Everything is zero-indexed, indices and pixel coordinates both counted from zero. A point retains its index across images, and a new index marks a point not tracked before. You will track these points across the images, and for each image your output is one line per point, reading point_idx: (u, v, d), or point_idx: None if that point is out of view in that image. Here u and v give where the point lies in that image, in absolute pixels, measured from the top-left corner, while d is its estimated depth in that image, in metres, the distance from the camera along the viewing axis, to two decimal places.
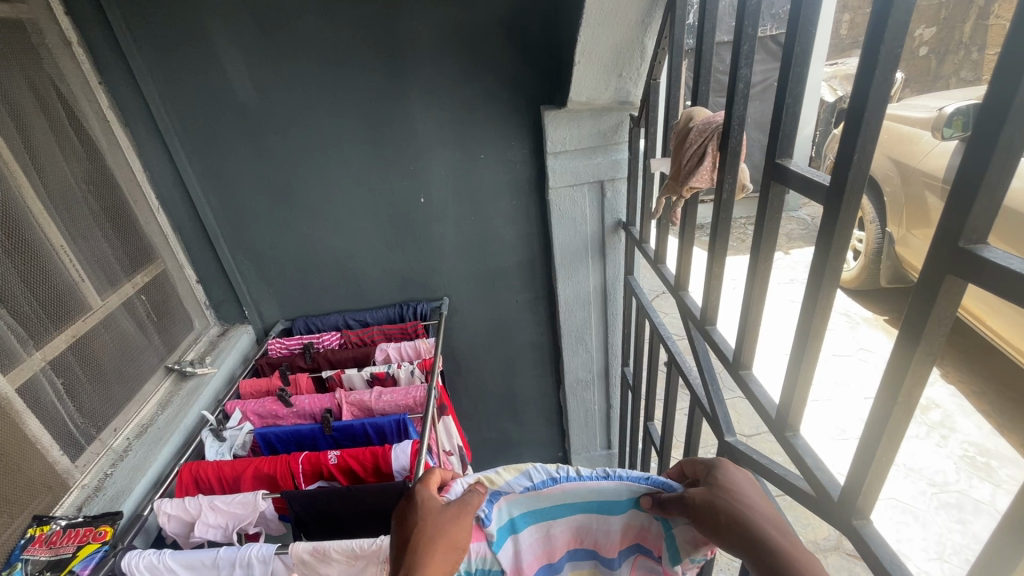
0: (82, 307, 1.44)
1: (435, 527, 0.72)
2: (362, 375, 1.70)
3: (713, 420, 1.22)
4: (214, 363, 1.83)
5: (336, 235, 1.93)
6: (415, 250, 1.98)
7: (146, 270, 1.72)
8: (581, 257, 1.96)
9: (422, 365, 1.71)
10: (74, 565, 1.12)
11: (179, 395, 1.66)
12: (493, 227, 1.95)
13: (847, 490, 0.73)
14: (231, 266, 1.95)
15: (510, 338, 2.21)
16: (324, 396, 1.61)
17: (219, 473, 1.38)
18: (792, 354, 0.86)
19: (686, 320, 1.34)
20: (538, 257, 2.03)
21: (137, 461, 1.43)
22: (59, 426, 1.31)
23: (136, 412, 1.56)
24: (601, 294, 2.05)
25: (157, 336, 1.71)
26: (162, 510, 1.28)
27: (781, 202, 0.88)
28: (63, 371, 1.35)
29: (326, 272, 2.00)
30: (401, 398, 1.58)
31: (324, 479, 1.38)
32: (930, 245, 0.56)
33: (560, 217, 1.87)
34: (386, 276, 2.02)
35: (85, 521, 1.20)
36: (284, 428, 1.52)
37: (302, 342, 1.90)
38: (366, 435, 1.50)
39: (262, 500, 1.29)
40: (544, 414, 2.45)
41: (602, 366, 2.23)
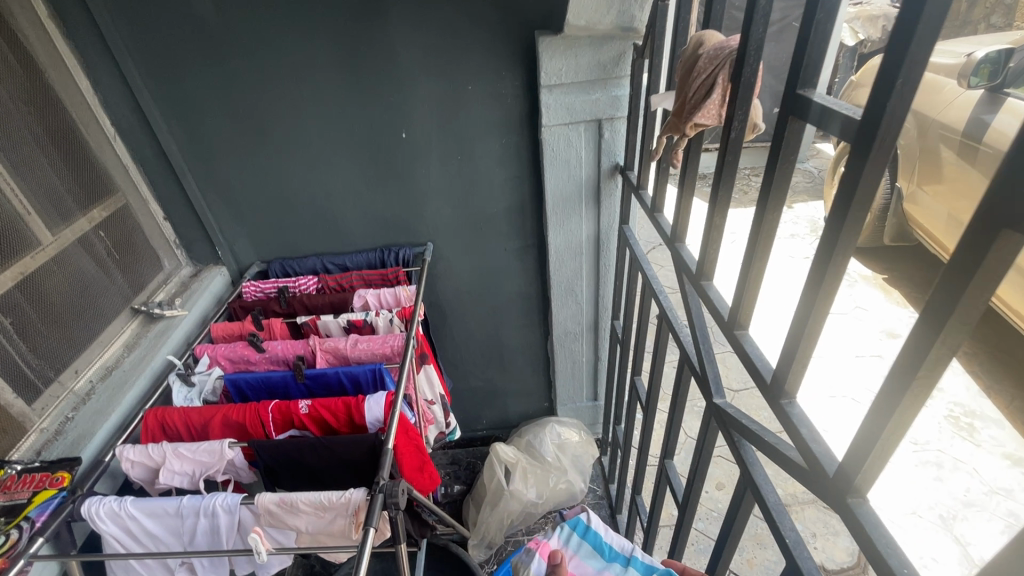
0: (30, 244, 1.33)
1: None
2: (339, 322, 1.62)
3: (702, 380, 1.16)
4: (184, 305, 1.75)
5: (312, 172, 1.80)
6: (397, 191, 1.85)
7: (104, 204, 1.59)
8: (574, 203, 1.84)
9: (402, 313, 1.62)
10: (29, 511, 1.08)
11: (146, 337, 1.59)
12: (481, 168, 1.81)
13: (845, 467, 0.66)
14: (200, 203, 1.82)
15: (497, 288, 2.12)
16: (298, 342, 1.53)
17: (186, 420, 1.33)
18: (796, 314, 0.77)
19: (680, 275, 1.24)
20: (528, 203, 1.90)
21: (101, 404, 1.38)
22: (11, 367, 1.24)
23: (99, 354, 1.49)
24: (594, 244, 1.95)
25: (120, 276, 1.62)
26: (125, 456, 1.24)
27: (798, 142, 0.76)
28: (11, 310, 1.25)
29: (302, 212, 1.88)
30: (378, 346, 1.51)
31: (296, 429, 1.33)
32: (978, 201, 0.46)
33: (553, 158, 1.74)
34: (367, 218, 1.90)
35: (42, 466, 1.16)
36: (255, 375, 1.46)
37: (277, 286, 1.80)
38: (341, 384, 1.44)
39: (229, 449, 1.24)
40: (531, 366, 2.41)
41: (592, 319, 2.16)
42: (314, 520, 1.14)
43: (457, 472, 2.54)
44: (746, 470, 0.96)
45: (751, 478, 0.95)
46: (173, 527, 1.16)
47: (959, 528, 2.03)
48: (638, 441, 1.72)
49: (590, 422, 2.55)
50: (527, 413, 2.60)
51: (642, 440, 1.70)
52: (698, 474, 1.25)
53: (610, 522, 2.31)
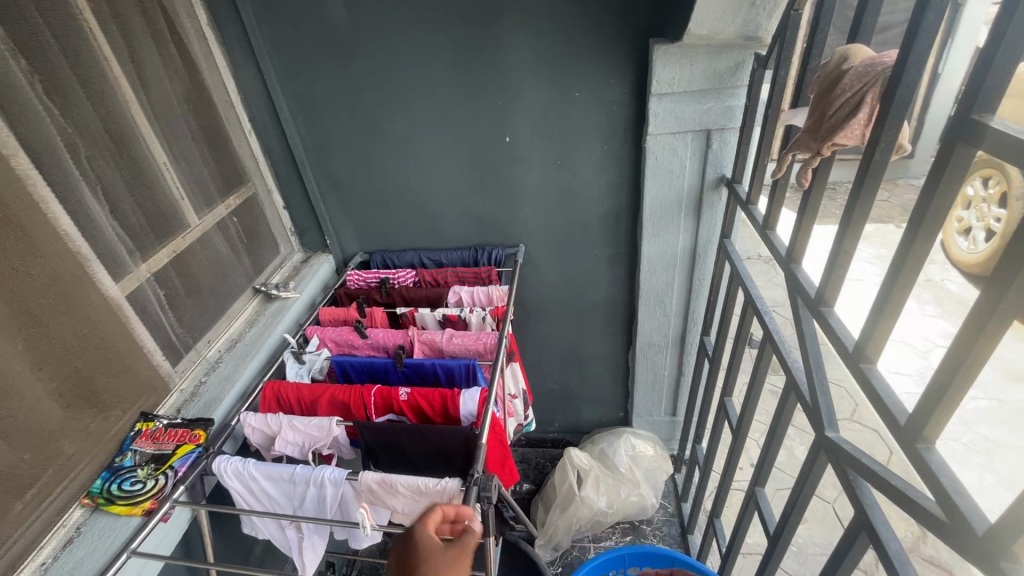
0: (182, 225, 1.51)
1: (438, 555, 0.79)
2: (435, 316, 1.70)
3: (812, 411, 1.10)
4: (297, 288, 1.91)
5: (417, 171, 1.89)
6: (496, 192, 1.90)
7: (238, 193, 1.77)
8: (673, 213, 1.80)
9: (494, 312, 1.67)
10: (173, 461, 1.23)
11: (264, 315, 1.75)
12: (580, 174, 1.82)
13: (998, 527, 0.61)
14: (316, 195, 1.97)
15: (584, 293, 2.12)
16: (398, 332, 1.62)
17: (299, 395, 1.45)
18: (947, 354, 0.71)
19: (794, 298, 1.19)
20: (624, 210, 1.88)
21: (227, 372, 1.54)
22: (162, 333, 1.41)
23: (227, 327, 1.66)
24: (689, 256, 1.90)
25: (246, 258, 1.79)
26: (247, 422, 1.37)
27: (964, 170, 0.71)
28: (165, 283, 1.43)
29: (405, 208, 1.98)
30: (472, 342, 1.56)
31: (394, 414, 1.41)
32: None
33: (655, 167, 1.71)
34: (464, 217, 1.97)
35: (183, 422, 1.32)
36: (359, 359, 1.56)
37: (379, 277, 1.92)
38: (436, 375, 1.51)
39: (336, 426, 1.34)
40: (610, 373, 2.38)
41: (679, 332, 2.11)
42: (413, 504, 1.20)
43: (526, 470, 2.57)
44: (864, 513, 0.91)
45: (869, 522, 0.90)
46: (287, 491, 1.27)
47: None
48: (724, 463, 1.66)
49: (665, 437, 2.49)
50: (601, 420, 2.58)
51: (729, 464, 1.64)
52: (797, 507, 1.19)
53: (680, 541, 2.25)
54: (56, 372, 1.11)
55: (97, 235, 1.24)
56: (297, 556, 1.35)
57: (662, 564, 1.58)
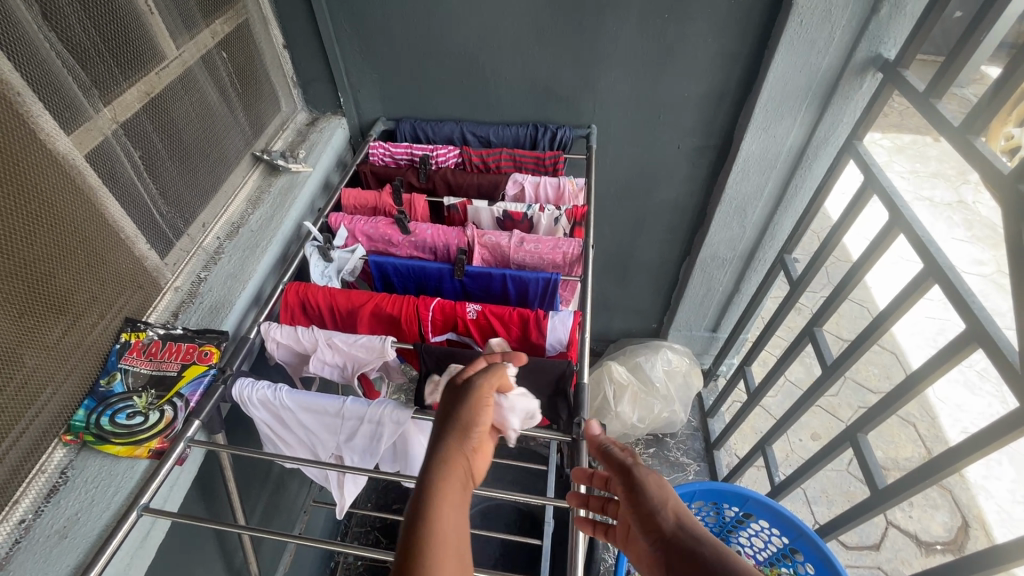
0: (156, 54, 1.04)
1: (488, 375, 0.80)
2: (494, 212, 1.35)
3: (1018, 377, 0.88)
4: (307, 160, 1.49)
5: (471, 10, 1.40)
6: (572, 50, 1.45)
7: (226, 15, 1.26)
8: (796, 101, 1.43)
9: (570, 214, 1.34)
10: (181, 387, 0.94)
11: (271, 193, 1.36)
12: (690, 36, 1.38)
13: None
14: (329, 32, 1.46)
15: (650, 193, 1.79)
16: (451, 230, 1.28)
17: (333, 303, 1.14)
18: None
19: (1015, 231, 0.91)
20: (731, 93, 1.49)
21: (233, 267, 1.19)
22: (143, 213, 1.02)
23: (224, 206, 1.27)
24: (795, 158, 1.56)
25: (242, 113, 1.34)
26: (271, 336, 1.07)
27: None
28: (140, 141, 1.00)
29: (448, 64, 1.51)
30: (547, 251, 1.25)
31: (456, 335, 1.13)
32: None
33: (797, 35, 1.30)
34: (524, 83, 1.53)
35: (187, 335, 1.00)
36: (403, 261, 1.23)
37: (413, 154, 1.51)
38: (503, 288, 1.21)
39: (389, 348, 1.05)
40: (655, 284, 2.14)
41: (750, 246, 1.84)
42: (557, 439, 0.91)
43: None
44: None
45: None
46: (330, 426, 1.02)
47: None
48: (802, 398, 1.51)
49: (698, 352, 2.34)
50: (630, 331, 2.40)
51: (810, 400, 1.48)
52: (942, 472, 1.02)
53: (704, 456, 2.21)
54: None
55: (30, 56, 0.79)
56: (336, 497, 1.12)
57: (731, 500, 1.52)
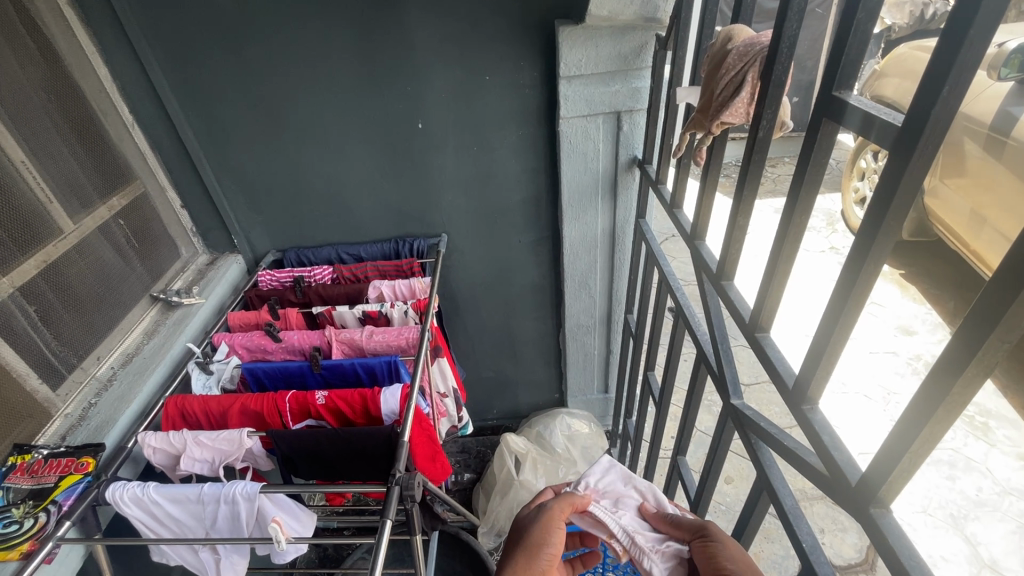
0: (52, 231, 1.35)
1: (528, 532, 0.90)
2: (354, 313, 1.62)
3: (719, 380, 1.14)
4: (202, 293, 1.77)
5: (327, 162, 1.78)
6: (411, 180, 1.83)
7: (122, 192, 1.60)
8: (590, 196, 1.82)
9: (416, 305, 1.62)
10: (56, 495, 1.11)
11: (165, 324, 1.62)
12: (497, 159, 1.79)
13: (869, 478, 0.66)
14: (216, 192, 1.82)
15: (510, 280, 2.12)
16: (315, 333, 1.54)
17: (206, 408, 1.35)
18: (829, 306, 0.74)
19: (700, 272, 1.22)
20: (544, 195, 1.88)
21: (122, 390, 1.40)
22: (34, 354, 1.26)
23: (119, 341, 1.52)
24: (609, 237, 1.93)
25: (139, 264, 1.64)
26: (147, 443, 1.26)
27: (832, 144, 0.74)
28: (34, 298, 1.27)
29: (318, 203, 1.88)
30: (393, 338, 1.51)
31: (313, 419, 1.35)
32: (1018, 236, 0.45)
33: (570, 150, 1.71)
34: (381, 209, 1.90)
35: (67, 451, 1.18)
36: (272, 365, 1.48)
37: (292, 276, 1.81)
38: (356, 375, 1.45)
39: (248, 438, 1.25)
40: (543, 357, 2.40)
41: (604, 312, 2.15)
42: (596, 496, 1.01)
43: (466, 460, 2.57)
44: (763, 473, 0.96)
45: (768, 482, 0.94)
46: (196, 512, 1.18)
47: (971, 528, 1.99)
48: (651, 435, 1.72)
49: (600, 414, 2.55)
50: (537, 404, 2.61)
51: (654, 434, 1.70)
52: (712, 470, 1.24)
53: None
54: None
55: None
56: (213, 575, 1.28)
57: None
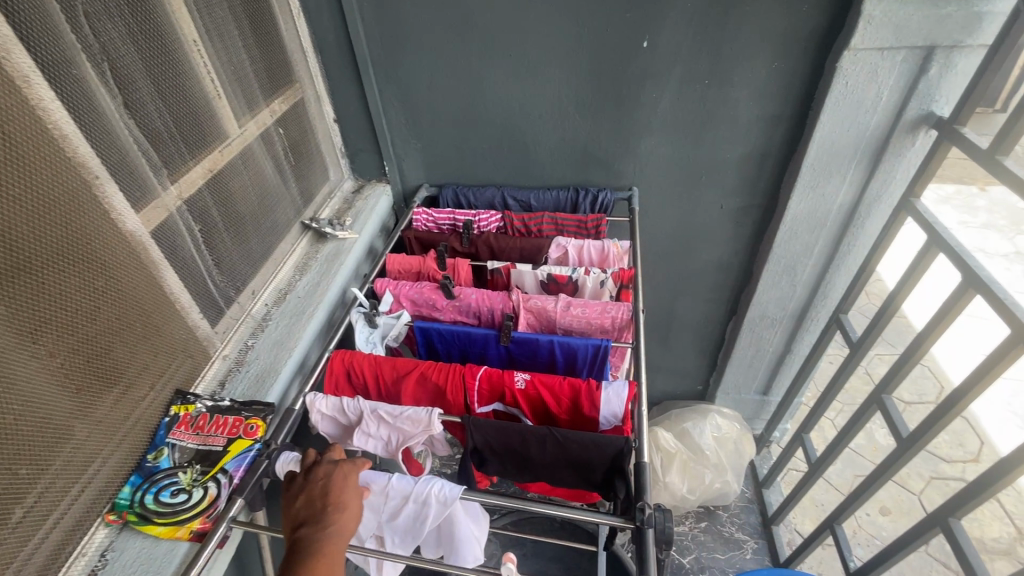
0: (220, 133, 1.10)
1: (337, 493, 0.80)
2: (538, 276, 1.33)
3: None
4: (354, 227, 1.53)
5: (516, 83, 1.45)
6: (612, 116, 1.47)
7: (284, 95, 1.34)
8: (844, 160, 1.40)
9: (617, 276, 1.30)
10: (226, 463, 0.91)
11: (318, 260, 1.39)
12: (731, 99, 1.39)
13: None
14: (377, 108, 1.54)
15: (692, 254, 1.76)
16: (495, 294, 1.27)
17: (377, 371, 1.12)
18: None
19: None
20: (775, 152, 1.48)
21: (280, 334, 1.19)
22: (197, 282, 1.05)
23: (273, 274, 1.31)
24: (846, 216, 1.52)
25: (294, 184, 1.40)
26: (317, 407, 1.05)
27: None
28: (200, 214, 1.05)
29: (490, 134, 1.56)
30: (595, 315, 1.21)
31: (505, 405, 1.08)
32: None
33: (842, 95, 1.29)
34: (565, 149, 1.56)
35: (233, 407, 0.98)
36: (447, 327, 1.22)
37: (455, 219, 1.53)
38: (551, 355, 1.17)
39: (437, 420, 1.01)
40: (700, 345, 2.06)
41: (801, 306, 1.77)
42: None
43: None
44: None
45: None
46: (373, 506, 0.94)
47: None
48: (877, 473, 1.38)
49: (749, 416, 2.21)
50: (674, 393, 2.30)
51: (889, 475, 1.35)
52: None
53: (762, 531, 2.04)
54: (59, 345, 0.76)
55: (108, 142, 0.84)
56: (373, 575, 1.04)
57: None
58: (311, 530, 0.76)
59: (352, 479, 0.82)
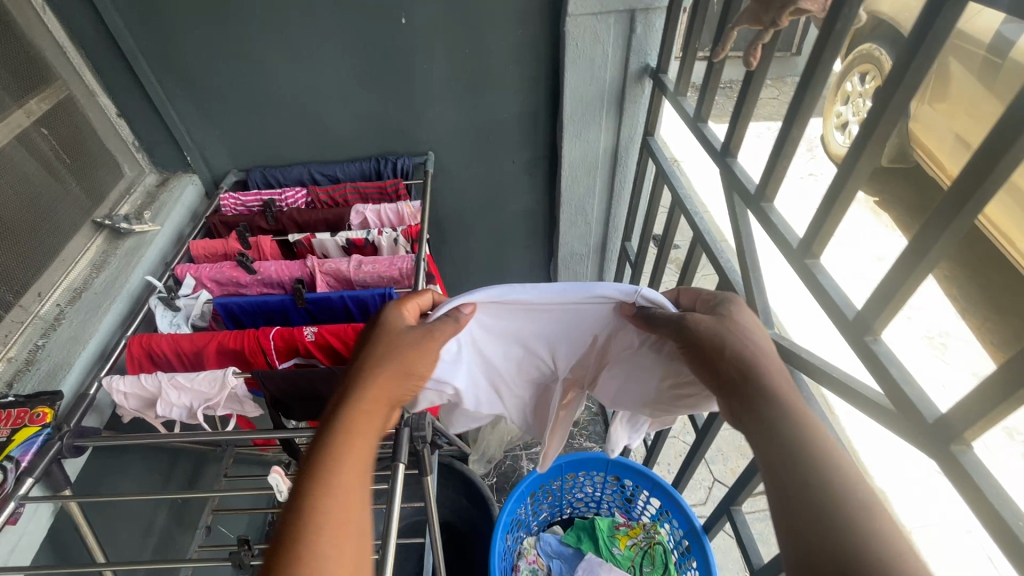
0: None
1: (381, 355, 0.74)
2: (338, 241, 1.46)
3: None
4: (155, 219, 1.54)
5: (295, 65, 1.53)
6: (394, 89, 1.60)
7: (43, 94, 1.33)
8: (595, 109, 1.65)
9: (407, 233, 1.46)
10: (11, 450, 0.96)
11: (116, 255, 1.41)
12: (492, 65, 1.58)
13: (955, 413, 0.61)
14: (161, 98, 1.55)
15: (502, 206, 1.97)
16: (294, 263, 1.38)
17: (177, 347, 1.21)
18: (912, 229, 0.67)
19: (729, 194, 1.12)
20: (543, 108, 1.70)
21: (74, 330, 1.23)
22: None
23: (63, 273, 1.32)
24: (611, 157, 1.78)
25: (75, 183, 1.39)
26: (115, 388, 1.12)
27: (943, 31, 0.63)
28: None
29: (284, 114, 1.63)
30: (385, 268, 1.37)
31: (303, 357, 1.22)
32: None
33: (576, 55, 1.52)
34: (360, 123, 1.68)
35: (17, 401, 1.03)
36: (248, 299, 1.32)
37: (261, 199, 1.61)
38: (346, 308, 1.32)
39: (232, 378, 1.12)
40: (532, 286, 2.32)
41: (600, 240, 2.06)
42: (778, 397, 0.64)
43: None
44: None
45: None
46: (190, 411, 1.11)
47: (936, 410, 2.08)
48: None
49: None
50: None
51: None
52: None
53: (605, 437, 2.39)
54: None
55: None
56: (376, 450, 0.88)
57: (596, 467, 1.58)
58: (361, 384, 0.71)
59: (405, 353, 0.75)
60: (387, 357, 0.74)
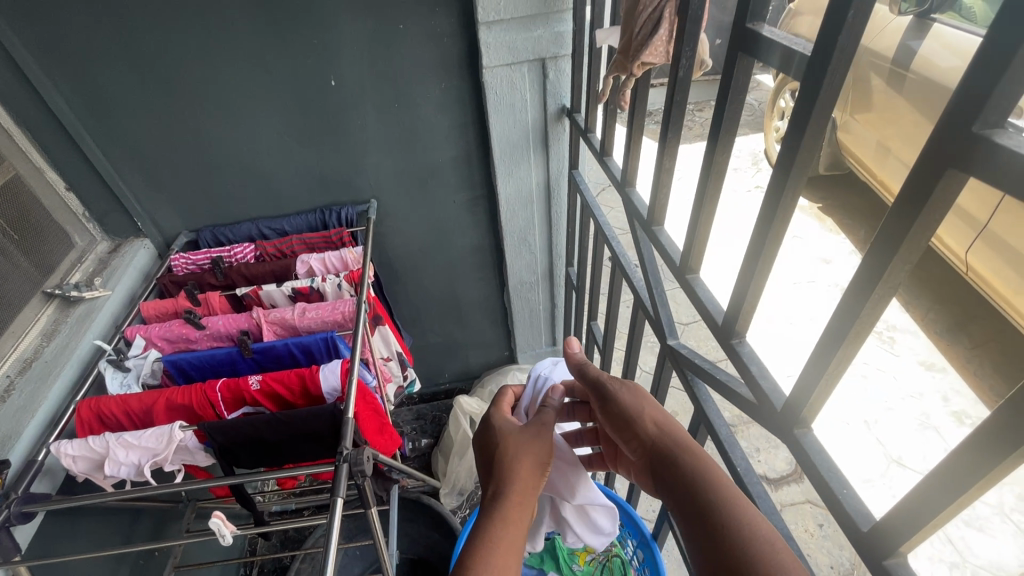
0: None
1: (517, 444, 0.79)
2: (283, 291, 1.53)
3: (656, 322, 1.17)
4: (106, 285, 1.60)
5: (234, 130, 1.63)
6: (331, 144, 1.71)
7: None
8: (522, 148, 1.77)
9: (350, 277, 1.54)
10: None
11: (67, 323, 1.46)
12: (421, 115, 1.70)
13: (792, 401, 0.70)
14: (108, 170, 1.64)
15: (449, 243, 2.07)
16: (240, 316, 1.45)
17: (125, 407, 1.25)
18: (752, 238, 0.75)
19: (631, 221, 1.23)
20: (475, 151, 1.82)
21: (24, 399, 1.27)
22: None
23: (13, 345, 1.37)
24: (544, 190, 1.90)
25: (24, 258, 1.45)
26: (64, 452, 1.16)
27: (747, 78, 0.75)
28: None
29: (229, 175, 1.73)
30: (328, 313, 1.44)
31: (250, 406, 1.28)
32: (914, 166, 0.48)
33: (497, 102, 1.65)
34: (302, 178, 1.77)
35: None
36: (197, 355, 1.38)
37: (210, 257, 1.68)
38: (292, 355, 1.38)
39: (179, 432, 1.17)
40: (489, 317, 2.40)
41: (546, 267, 2.16)
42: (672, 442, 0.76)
43: (423, 426, 2.56)
44: (700, 408, 1.00)
45: (705, 415, 0.99)
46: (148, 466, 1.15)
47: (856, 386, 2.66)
48: None
49: None
50: (489, 363, 2.63)
51: None
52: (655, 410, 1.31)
53: None
54: None
55: None
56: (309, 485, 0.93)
57: None
58: (505, 472, 0.75)
59: (533, 445, 0.79)
60: (525, 446, 0.78)
